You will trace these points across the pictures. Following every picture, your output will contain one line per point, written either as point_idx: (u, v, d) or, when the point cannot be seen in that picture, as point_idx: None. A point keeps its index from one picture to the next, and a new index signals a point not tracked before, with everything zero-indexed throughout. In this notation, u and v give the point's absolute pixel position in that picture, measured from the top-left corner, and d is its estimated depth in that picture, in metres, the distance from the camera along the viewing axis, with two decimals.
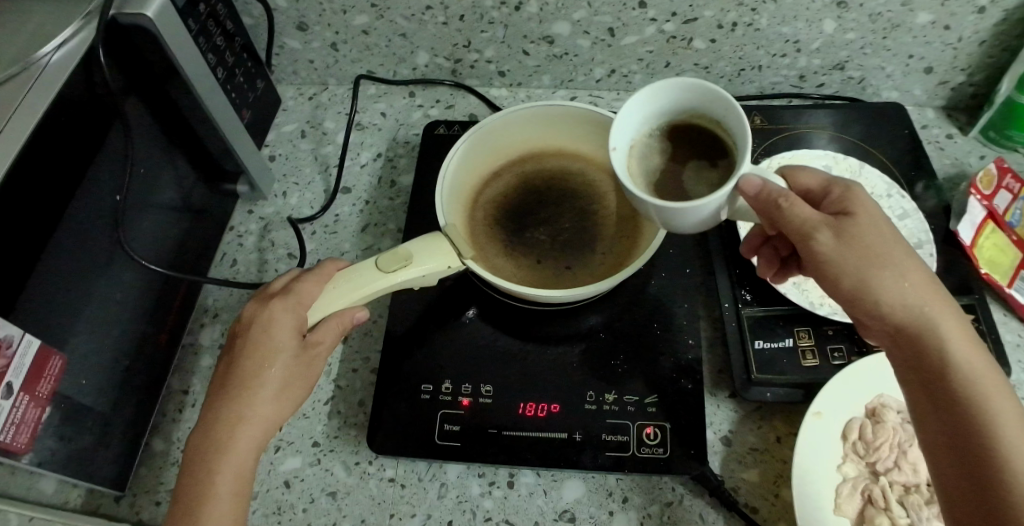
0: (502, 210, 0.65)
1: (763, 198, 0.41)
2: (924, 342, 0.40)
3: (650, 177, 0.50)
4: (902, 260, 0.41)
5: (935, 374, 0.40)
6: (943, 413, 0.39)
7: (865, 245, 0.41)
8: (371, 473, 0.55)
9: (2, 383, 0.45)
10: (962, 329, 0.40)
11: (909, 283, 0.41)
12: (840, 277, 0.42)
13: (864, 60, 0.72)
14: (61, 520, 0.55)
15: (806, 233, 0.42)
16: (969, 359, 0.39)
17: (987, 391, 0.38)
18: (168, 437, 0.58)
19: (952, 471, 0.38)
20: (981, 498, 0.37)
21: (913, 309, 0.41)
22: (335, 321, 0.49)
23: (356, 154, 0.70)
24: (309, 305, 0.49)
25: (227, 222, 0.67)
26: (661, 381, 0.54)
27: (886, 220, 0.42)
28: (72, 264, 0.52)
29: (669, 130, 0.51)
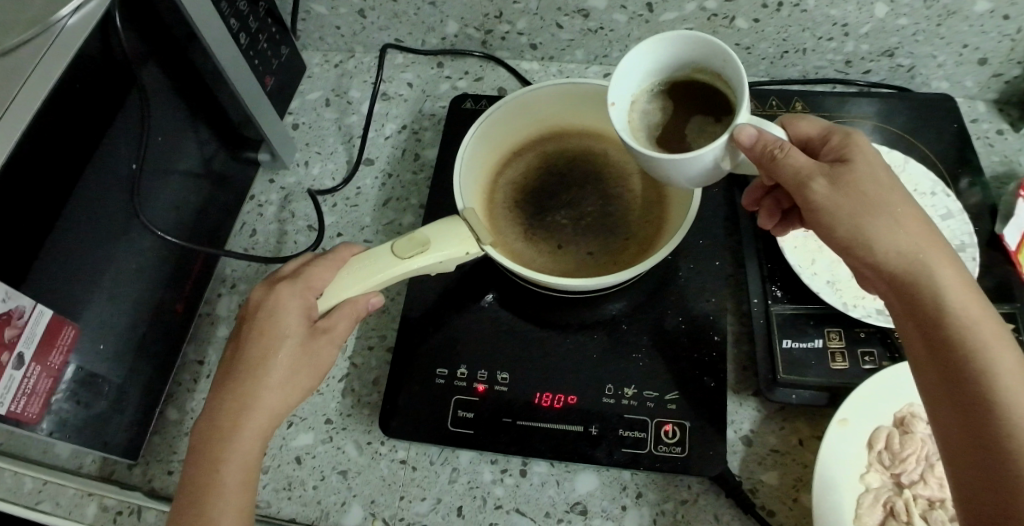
0: (524, 190, 0.63)
1: (759, 149, 0.41)
2: (921, 291, 0.39)
3: (652, 133, 0.51)
4: (899, 206, 0.40)
5: (931, 326, 0.38)
6: (943, 369, 0.38)
7: (861, 192, 0.40)
8: (382, 454, 0.54)
9: (14, 353, 0.46)
10: (961, 279, 0.39)
11: (907, 230, 0.39)
12: (835, 225, 0.41)
13: (914, 48, 0.68)
14: (75, 485, 0.55)
15: (802, 181, 0.41)
16: (967, 308, 0.38)
17: (988, 344, 0.37)
18: (183, 407, 0.58)
19: (956, 434, 0.37)
20: (981, 458, 0.35)
21: (910, 257, 0.39)
22: (347, 308, 0.47)
23: (380, 125, 0.68)
24: (319, 292, 0.47)
25: (247, 191, 0.66)
26: (683, 377, 0.53)
27: (884, 166, 0.41)
28: (92, 233, 0.52)
29: (671, 85, 0.52)
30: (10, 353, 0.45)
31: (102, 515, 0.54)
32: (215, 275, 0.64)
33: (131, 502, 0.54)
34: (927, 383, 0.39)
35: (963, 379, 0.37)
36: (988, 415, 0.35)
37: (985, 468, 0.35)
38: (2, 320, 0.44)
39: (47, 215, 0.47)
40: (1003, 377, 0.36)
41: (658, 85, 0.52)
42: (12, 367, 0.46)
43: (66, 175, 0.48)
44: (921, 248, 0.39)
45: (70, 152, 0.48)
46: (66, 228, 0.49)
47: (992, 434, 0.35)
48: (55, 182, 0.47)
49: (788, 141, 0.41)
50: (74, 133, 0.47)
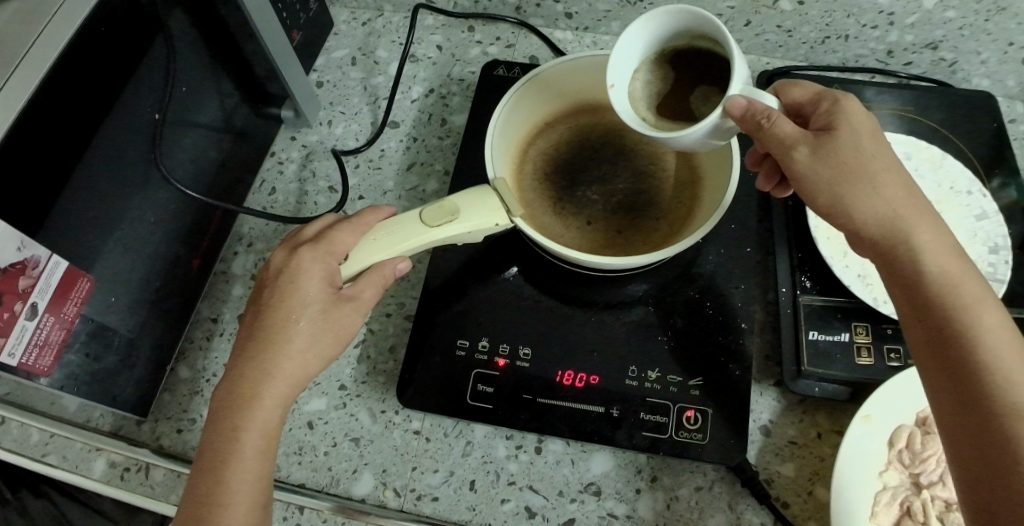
0: (554, 164, 0.61)
1: (749, 119, 0.43)
2: (898, 257, 0.41)
3: (655, 105, 0.52)
4: (881, 173, 0.42)
5: (916, 293, 0.40)
6: (927, 335, 0.40)
7: (842, 159, 0.43)
8: (396, 423, 0.54)
9: (27, 304, 0.44)
10: (942, 246, 0.41)
11: (887, 197, 0.42)
12: (816, 192, 0.43)
13: (959, 43, 0.66)
14: (83, 439, 0.55)
15: (786, 149, 0.43)
16: (946, 274, 0.40)
17: (963, 307, 0.39)
18: (195, 365, 0.58)
19: (945, 398, 0.38)
20: (965, 417, 0.37)
21: (888, 223, 0.41)
22: (374, 274, 0.46)
23: (407, 87, 0.66)
24: (343, 257, 0.46)
25: (269, 147, 0.65)
26: (707, 365, 0.52)
27: (866, 132, 0.43)
28: (111, 184, 0.50)
29: (671, 53, 0.52)
30: (24, 303, 0.44)
31: (109, 471, 0.54)
32: (232, 233, 0.63)
33: (140, 460, 0.54)
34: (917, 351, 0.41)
35: (951, 343, 0.39)
36: (976, 377, 0.37)
37: (976, 427, 0.37)
38: (15, 269, 0.42)
39: (66, 158, 0.45)
40: (987, 341, 0.38)
41: (658, 54, 0.52)
42: (25, 318, 0.45)
43: (87, 121, 0.46)
44: (900, 215, 0.41)
45: (90, 97, 0.46)
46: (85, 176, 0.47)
47: (981, 394, 0.37)
48: (71, 126, 0.45)
49: (775, 110, 0.42)
50: (93, 77, 0.45)
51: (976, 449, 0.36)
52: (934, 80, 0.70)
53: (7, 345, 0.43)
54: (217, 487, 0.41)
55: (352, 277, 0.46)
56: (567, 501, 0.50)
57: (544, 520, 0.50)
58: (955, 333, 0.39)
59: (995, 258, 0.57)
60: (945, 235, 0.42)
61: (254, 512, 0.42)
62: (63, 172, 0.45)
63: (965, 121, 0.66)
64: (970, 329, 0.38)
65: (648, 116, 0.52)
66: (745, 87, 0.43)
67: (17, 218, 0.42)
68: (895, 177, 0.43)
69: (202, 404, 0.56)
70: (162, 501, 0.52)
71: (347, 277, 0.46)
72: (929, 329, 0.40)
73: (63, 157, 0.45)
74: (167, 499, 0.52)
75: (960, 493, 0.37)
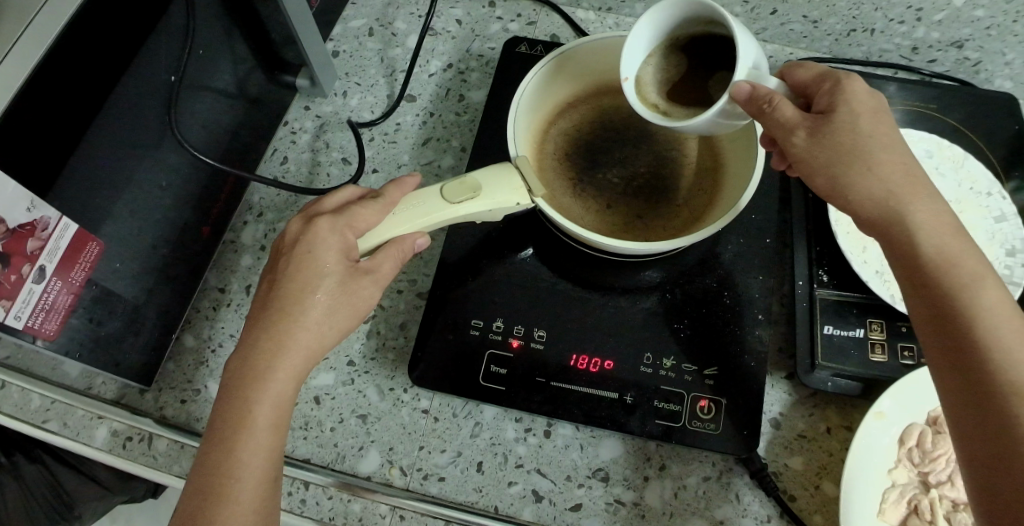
0: (574, 144, 0.61)
1: (752, 102, 0.44)
2: (895, 238, 0.42)
3: (665, 92, 0.52)
4: (878, 153, 0.42)
5: (915, 275, 0.41)
6: (930, 314, 0.40)
7: (839, 140, 0.43)
8: (405, 401, 0.53)
9: (36, 266, 0.44)
10: (938, 226, 0.41)
11: (883, 177, 0.42)
12: (814, 175, 0.44)
13: (985, 42, 0.65)
14: (84, 405, 0.54)
15: (786, 133, 0.44)
16: (945, 255, 0.40)
17: (964, 285, 0.40)
18: (201, 335, 0.57)
19: (948, 379, 0.39)
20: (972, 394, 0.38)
21: (883, 204, 0.42)
22: (393, 248, 0.45)
23: (425, 61, 0.65)
24: (360, 233, 0.45)
25: (282, 116, 0.63)
26: (722, 355, 0.52)
27: (864, 111, 0.43)
28: (121, 148, 0.49)
29: (683, 41, 0.52)
30: (31, 265, 0.44)
31: (111, 439, 0.53)
32: (242, 202, 0.61)
33: (142, 429, 0.53)
34: (922, 333, 0.41)
35: (952, 325, 0.39)
36: (977, 359, 0.38)
37: (976, 408, 0.38)
38: (24, 230, 0.42)
39: (78, 120, 0.44)
40: (987, 322, 0.39)
41: (669, 42, 0.52)
42: (33, 282, 0.45)
43: (102, 84, 0.45)
44: (896, 196, 0.42)
45: (104, 59, 0.45)
46: (96, 140, 0.46)
47: (980, 376, 0.38)
48: (84, 88, 0.44)
49: (778, 94, 0.43)
50: (107, 40, 0.44)
51: (975, 430, 0.37)
52: (958, 79, 0.69)
53: (13, 307, 0.43)
54: (227, 460, 0.41)
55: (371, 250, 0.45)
56: (575, 487, 0.50)
57: (551, 504, 0.49)
58: (956, 315, 0.39)
59: (1012, 261, 0.56)
60: (944, 214, 0.42)
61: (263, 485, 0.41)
62: (74, 135, 0.44)
63: (994, 114, 0.64)
64: (971, 309, 0.39)
65: (654, 103, 0.51)
66: (751, 73, 0.45)
67: (32, 179, 0.42)
68: (894, 158, 0.43)
69: (207, 375, 0.55)
70: (165, 472, 0.51)
71: (364, 252, 0.45)
72: (933, 307, 0.40)
73: (75, 119, 0.44)
74: (170, 470, 0.51)
75: (967, 472, 0.38)
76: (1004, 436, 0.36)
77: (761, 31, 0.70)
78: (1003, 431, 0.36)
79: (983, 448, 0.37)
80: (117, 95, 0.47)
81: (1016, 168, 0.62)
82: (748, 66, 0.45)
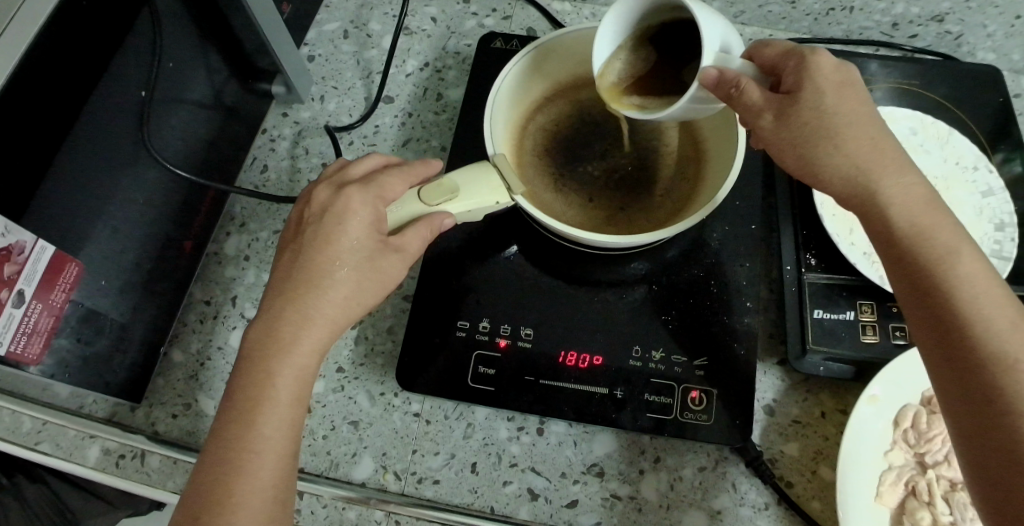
0: (554, 140, 0.60)
1: (720, 87, 0.43)
2: (867, 214, 0.42)
3: (637, 85, 0.52)
4: (843, 131, 0.42)
5: (891, 253, 0.41)
6: (909, 290, 0.40)
7: (805, 119, 0.43)
8: (395, 405, 0.53)
9: (15, 290, 0.44)
10: (910, 199, 0.41)
11: (850, 154, 0.42)
12: (783, 155, 0.44)
13: (966, 15, 0.65)
14: (75, 425, 0.53)
15: (753, 116, 0.44)
16: (918, 231, 0.40)
17: (940, 259, 0.39)
18: (188, 349, 0.56)
19: (932, 355, 0.39)
20: (958, 372, 0.37)
21: (852, 183, 0.42)
22: (423, 224, 0.46)
23: (402, 61, 0.64)
24: (391, 202, 0.46)
25: (260, 124, 0.63)
26: (711, 345, 0.51)
27: (830, 86, 0.43)
28: (95, 164, 0.50)
29: (651, 31, 0.52)
30: (10, 290, 0.43)
31: (104, 458, 0.52)
32: (224, 214, 0.60)
33: (134, 446, 0.52)
34: (906, 309, 0.41)
35: (933, 300, 0.39)
36: (957, 330, 0.38)
37: (962, 384, 0.37)
38: (2, 255, 0.42)
39: (47, 145, 0.45)
40: (967, 296, 0.38)
41: (637, 31, 0.52)
42: (13, 306, 0.44)
43: (69, 106, 0.46)
44: (865, 173, 0.42)
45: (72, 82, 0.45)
46: (68, 161, 0.47)
47: (963, 350, 0.37)
48: (53, 111, 0.44)
49: (745, 77, 0.43)
50: (78, 63, 0.45)
51: (963, 406, 0.37)
52: (940, 53, 0.68)
53: None
54: (234, 485, 0.40)
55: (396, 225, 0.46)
56: (570, 483, 0.50)
57: (547, 502, 0.49)
58: (935, 290, 0.39)
59: (1000, 235, 0.56)
60: (916, 187, 0.42)
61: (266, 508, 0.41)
62: (46, 157, 0.45)
63: (977, 87, 0.64)
64: (948, 283, 0.39)
65: (625, 98, 0.52)
66: (719, 57, 0.44)
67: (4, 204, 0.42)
68: (862, 133, 0.42)
69: (197, 389, 0.55)
70: (160, 489, 0.51)
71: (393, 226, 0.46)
72: (911, 283, 0.40)
73: (44, 143, 0.45)
74: (164, 486, 0.51)
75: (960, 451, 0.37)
76: (992, 409, 0.36)
77: (741, 14, 0.70)
78: (989, 405, 0.36)
79: (972, 423, 0.37)
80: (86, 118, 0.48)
81: (1002, 141, 0.62)
82: (714, 47, 0.44)
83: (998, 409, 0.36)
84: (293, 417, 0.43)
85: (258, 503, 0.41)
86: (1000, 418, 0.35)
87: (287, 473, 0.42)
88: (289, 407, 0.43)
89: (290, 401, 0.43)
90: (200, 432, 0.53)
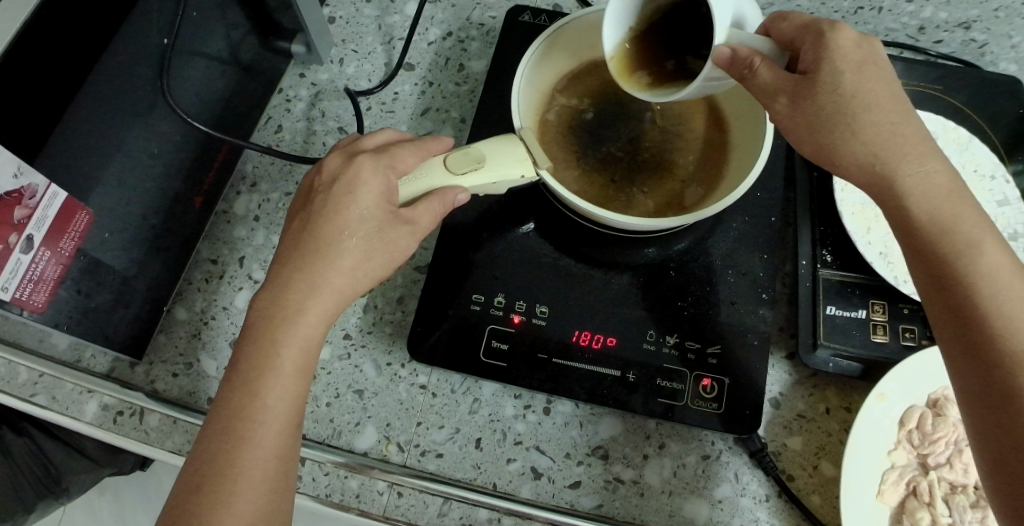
0: (578, 118, 0.59)
1: (733, 67, 0.43)
2: (887, 204, 0.42)
3: (652, 66, 0.52)
4: (861, 116, 0.42)
5: (912, 243, 0.41)
6: (930, 281, 0.41)
7: (821, 106, 0.43)
8: (402, 376, 0.52)
9: (24, 234, 0.43)
10: (930, 187, 0.41)
11: (869, 142, 0.42)
12: (800, 139, 0.44)
13: (994, 24, 0.66)
14: (71, 378, 0.52)
15: (768, 98, 0.44)
16: (940, 222, 0.41)
17: (963, 253, 0.40)
18: (192, 307, 0.55)
19: (953, 349, 0.40)
20: (976, 365, 0.38)
21: (870, 170, 0.42)
22: (438, 202, 0.45)
23: (424, 28, 0.63)
24: (402, 174, 0.45)
25: (276, 83, 0.61)
26: (723, 334, 0.51)
27: (849, 68, 0.43)
28: (110, 112, 0.49)
29: (658, 17, 0.53)
30: (19, 235, 0.43)
31: (102, 414, 0.51)
32: (235, 171, 0.59)
33: (134, 403, 0.51)
34: (925, 299, 0.42)
35: (953, 294, 0.40)
36: (978, 324, 0.39)
37: (981, 378, 0.38)
38: (12, 198, 0.41)
39: (64, 92, 0.44)
40: (987, 290, 0.39)
41: (644, 17, 0.52)
42: (20, 251, 0.43)
43: (86, 55, 0.45)
44: (883, 161, 0.42)
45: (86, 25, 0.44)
46: (88, 110, 0.47)
47: (982, 346, 0.38)
48: (72, 55, 0.43)
49: (758, 57, 0.43)
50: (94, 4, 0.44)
51: (982, 401, 0.38)
52: (962, 59, 0.65)
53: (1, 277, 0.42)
54: (237, 456, 0.40)
55: (410, 197, 0.45)
56: (574, 464, 0.49)
57: (549, 482, 0.49)
58: (956, 283, 0.40)
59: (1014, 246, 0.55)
60: (938, 174, 0.42)
61: (267, 481, 0.40)
62: (62, 103, 0.44)
63: (999, 96, 0.62)
64: (968, 276, 0.39)
65: (643, 83, 0.51)
66: (732, 33, 0.44)
67: (18, 144, 0.41)
68: (884, 118, 0.42)
69: (199, 348, 0.53)
70: (157, 447, 0.50)
71: (406, 198, 0.45)
72: (933, 275, 0.41)
73: (61, 89, 0.43)
74: (163, 446, 0.50)
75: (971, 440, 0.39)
76: (1013, 405, 0.37)
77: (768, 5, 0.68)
78: (1008, 401, 0.37)
79: (991, 421, 0.37)
80: (106, 69, 0.47)
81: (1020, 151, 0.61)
82: (725, 21, 0.44)
83: (1017, 406, 0.36)
84: (296, 387, 0.42)
85: (259, 472, 0.40)
86: (1016, 414, 0.36)
87: (288, 444, 0.42)
88: (293, 376, 0.42)
89: (295, 370, 0.42)
90: (201, 393, 0.52)
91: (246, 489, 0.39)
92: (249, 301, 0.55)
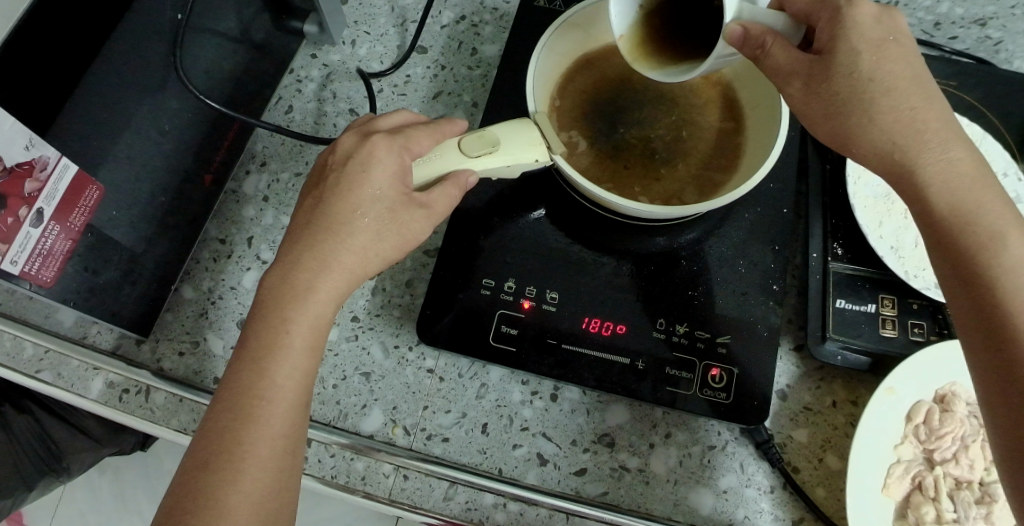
0: (590, 103, 0.59)
1: (746, 43, 0.42)
2: (908, 196, 0.42)
3: (661, 47, 0.51)
4: (878, 101, 0.42)
5: (931, 235, 0.41)
6: (954, 274, 0.40)
7: (836, 92, 0.43)
8: (410, 360, 0.52)
9: (33, 208, 0.43)
10: (950, 174, 0.41)
11: (887, 130, 0.42)
12: (817, 126, 0.44)
13: (1010, 22, 0.64)
14: (78, 355, 0.52)
15: (782, 81, 0.44)
16: (959, 212, 0.40)
17: (988, 246, 0.39)
18: (200, 286, 0.55)
19: (974, 342, 0.40)
20: (994, 360, 0.38)
21: (888, 158, 0.42)
22: (449, 183, 0.44)
23: (438, 11, 0.62)
24: (417, 156, 0.45)
25: (288, 63, 0.61)
26: (732, 323, 0.51)
27: (869, 48, 0.42)
28: (122, 88, 0.48)
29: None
30: (29, 208, 0.43)
31: (107, 391, 0.51)
32: (245, 151, 0.59)
33: (140, 381, 0.51)
34: (947, 291, 0.41)
35: (973, 288, 0.39)
36: (998, 318, 0.39)
37: (1000, 373, 0.38)
38: (22, 169, 0.41)
39: (77, 64, 0.44)
40: (1010, 284, 0.38)
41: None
42: (30, 225, 0.43)
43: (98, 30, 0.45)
44: (902, 149, 0.42)
45: None
46: (97, 84, 0.46)
47: (1002, 341, 0.38)
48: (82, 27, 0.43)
49: (770, 36, 0.42)
50: None
51: (1001, 397, 0.38)
52: (977, 56, 0.65)
53: (10, 252, 0.42)
54: (244, 436, 0.40)
55: (425, 179, 0.45)
56: (580, 451, 0.49)
57: (555, 469, 0.49)
58: (978, 276, 0.39)
59: None
60: (959, 162, 0.41)
61: (275, 460, 0.40)
62: (74, 77, 0.44)
63: (1013, 94, 0.61)
64: (990, 270, 0.39)
65: (653, 62, 0.50)
66: (743, 8, 0.42)
67: (30, 116, 0.41)
68: (907, 104, 0.42)
69: (206, 327, 0.53)
70: (163, 426, 0.50)
71: (419, 180, 0.45)
72: (956, 268, 0.40)
73: (72, 63, 0.43)
74: (169, 424, 0.50)
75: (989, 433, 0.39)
76: None
77: None
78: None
79: (1008, 416, 0.37)
80: (117, 43, 0.47)
81: None
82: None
83: None
84: (304, 366, 0.42)
85: (267, 449, 0.40)
86: None
87: (296, 423, 0.41)
88: (302, 355, 0.42)
89: (303, 348, 0.42)
90: (207, 372, 0.52)
91: (254, 467, 0.39)
92: (257, 281, 0.55)
